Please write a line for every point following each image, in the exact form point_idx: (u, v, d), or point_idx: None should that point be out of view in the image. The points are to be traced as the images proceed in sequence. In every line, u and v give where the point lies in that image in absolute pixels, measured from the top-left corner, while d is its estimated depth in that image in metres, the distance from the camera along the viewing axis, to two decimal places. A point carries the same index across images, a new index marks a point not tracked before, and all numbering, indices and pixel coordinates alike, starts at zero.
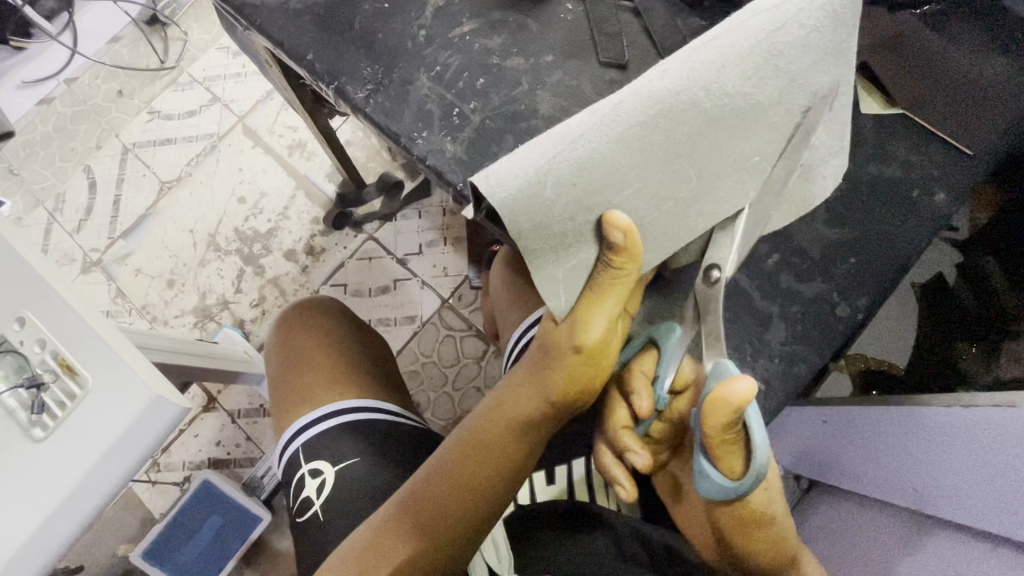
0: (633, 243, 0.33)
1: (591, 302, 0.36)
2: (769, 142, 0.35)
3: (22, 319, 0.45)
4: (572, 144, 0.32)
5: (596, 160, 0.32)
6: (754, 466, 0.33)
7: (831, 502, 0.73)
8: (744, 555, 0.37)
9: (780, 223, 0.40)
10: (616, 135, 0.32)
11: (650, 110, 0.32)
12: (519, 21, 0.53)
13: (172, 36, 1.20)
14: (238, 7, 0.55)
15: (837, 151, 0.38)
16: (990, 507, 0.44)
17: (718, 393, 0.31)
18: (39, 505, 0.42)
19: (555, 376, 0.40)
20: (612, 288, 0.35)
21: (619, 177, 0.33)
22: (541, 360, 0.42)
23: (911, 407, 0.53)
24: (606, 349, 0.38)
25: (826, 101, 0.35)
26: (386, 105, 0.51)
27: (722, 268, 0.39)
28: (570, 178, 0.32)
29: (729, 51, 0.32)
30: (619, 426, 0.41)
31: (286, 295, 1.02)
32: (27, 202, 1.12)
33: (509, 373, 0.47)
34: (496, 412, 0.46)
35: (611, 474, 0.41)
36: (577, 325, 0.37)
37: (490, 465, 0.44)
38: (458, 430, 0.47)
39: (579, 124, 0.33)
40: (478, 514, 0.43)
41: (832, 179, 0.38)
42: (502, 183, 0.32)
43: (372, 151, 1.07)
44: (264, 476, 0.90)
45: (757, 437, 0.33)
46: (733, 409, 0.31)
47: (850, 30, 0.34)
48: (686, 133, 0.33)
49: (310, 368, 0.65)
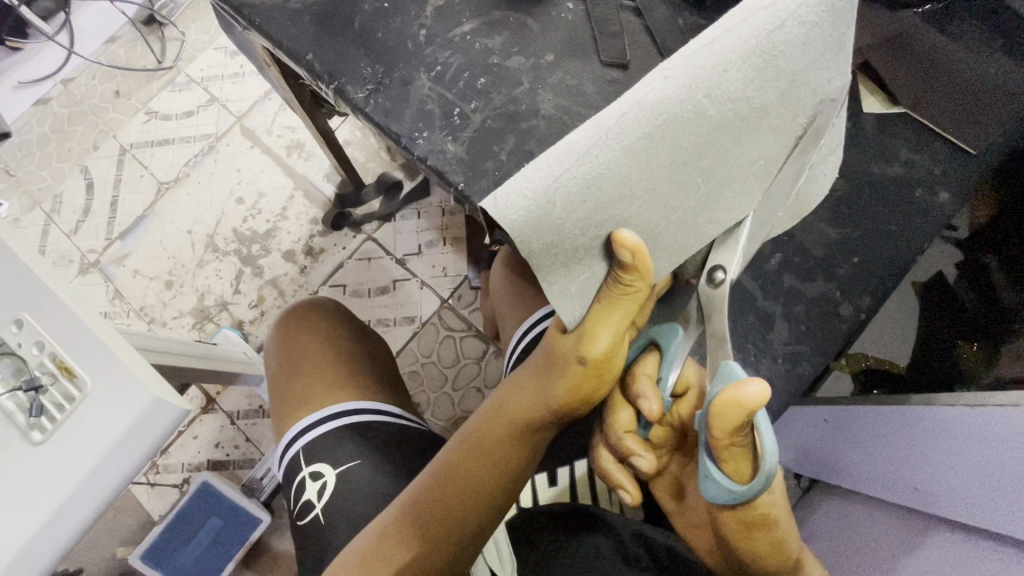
0: (643, 263, 0.33)
1: (598, 315, 0.36)
2: (773, 145, 0.35)
3: (21, 322, 0.45)
4: (580, 160, 0.32)
5: (604, 174, 0.32)
6: (761, 471, 0.32)
7: (831, 500, 0.73)
8: (748, 560, 0.37)
9: (782, 228, 0.40)
10: (621, 149, 0.32)
11: (653, 121, 0.32)
12: (519, 21, 0.53)
13: (169, 36, 1.20)
14: (237, 7, 0.54)
15: (837, 147, 0.37)
16: (989, 505, 0.44)
17: (731, 395, 0.31)
18: (38, 509, 0.42)
19: (560, 385, 0.40)
20: (619, 303, 0.35)
21: (628, 191, 0.33)
22: (546, 368, 0.41)
23: (914, 408, 0.53)
24: (612, 362, 0.38)
25: (832, 102, 0.34)
26: (386, 105, 0.51)
27: (726, 268, 0.39)
28: (581, 196, 0.32)
29: (729, 54, 0.32)
30: (620, 430, 0.41)
31: (286, 296, 1.02)
32: (24, 203, 1.11)
33: (513, 374, 0.46)
34: (498, 415, 0.45)
35: (615, 479, 0.42)
36: (584, 338, 0.36)
37: (492, 470, 0.44)
38: (460, 432, 0.47)
39: (582, 137, 0.32)
40: (480, 518, 0.44)
41: (832, 175, 0.38)
42: (512, 205, 0.31)
43: (371, 151, 1.07)
44: (264, 478, 0.90)
45: (766, 441, 0.33)
46: (742, 413, 0.30)
47: (849, 21, 0.33)
48: (693, 142, 0.33)
49: (311, 370, 0.65)
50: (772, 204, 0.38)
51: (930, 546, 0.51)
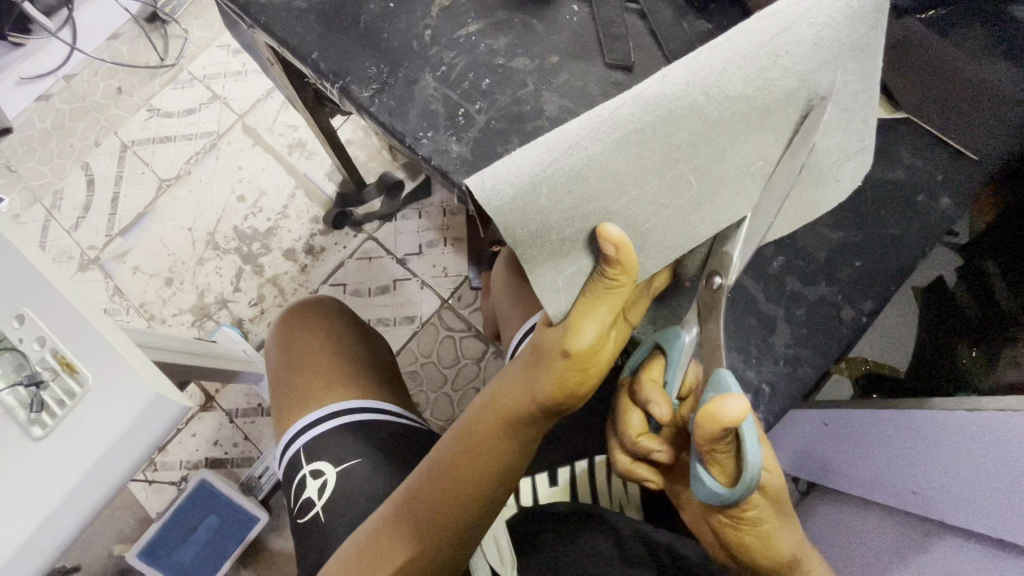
0: (626, 257, 0.33)
1: (583, 308, 0.36)
2: (772, 146, 0.35)
3: (21, 317, 0.45)
4: (569, 151, 0.32)
5: (591, 166, 0.33)
6: (745, 477, 0.33)
7: (828, 503, 0.73)
8: (744, 555, 0.37)
9: (783, 233, 0.39)
10: (611, 143, 0.32)
11: (647, 117, 0.32)
12: (524, 22, 0.53)
13: (172, 34, 1.20)
14: (242, 5, 0.55)
15: (855, 153, 0.36)
16: (991, 512, 0.44)
17: (712, 409, 0.31)
18: (38, 504, 0.42)
19: (547, 379, 0.40)
20: (605, 296, 0.35)
21: (617, 184, 0.33)
22: (533, 361, 0.41)
23: (913, 409, 0.53)
24: (595, 355, 0.38)
25: (824, 101, 0.33)
26: (391, 105, 0.51)
27: (724, 275, 0.40)
28: (566, 186, 0.33)
29: (731, 55, 0.32)
30: (633, 433, 0.41)
31: (286, 295, 1.01)
32: (25, 199, 1.11)
33: (503, 368, 0.46)
34: (488, 409, 0.45)
35: (636, 475, 0.42)
36: (569, 330, 0.37)
37: (483, 465, 0.44)
38: (451, 428, 0.47)
39: (576, 129, 0.32)
40: (474, 513, 0.44)
41: (848, 181, 0.36)
42: (497, 191, 0.32)
43: (373, 150, 1.07)
44: (262, 476, 0.90)
45: (749, 447, 0.33)
46: (725, 425, 0.31)
47: (870, 24, 0.32)
48: (686, 139, 0.33)
49: (310, 368, 0.65)
50: (769, 204, 0.37)
51: (932, 551, 0.50)
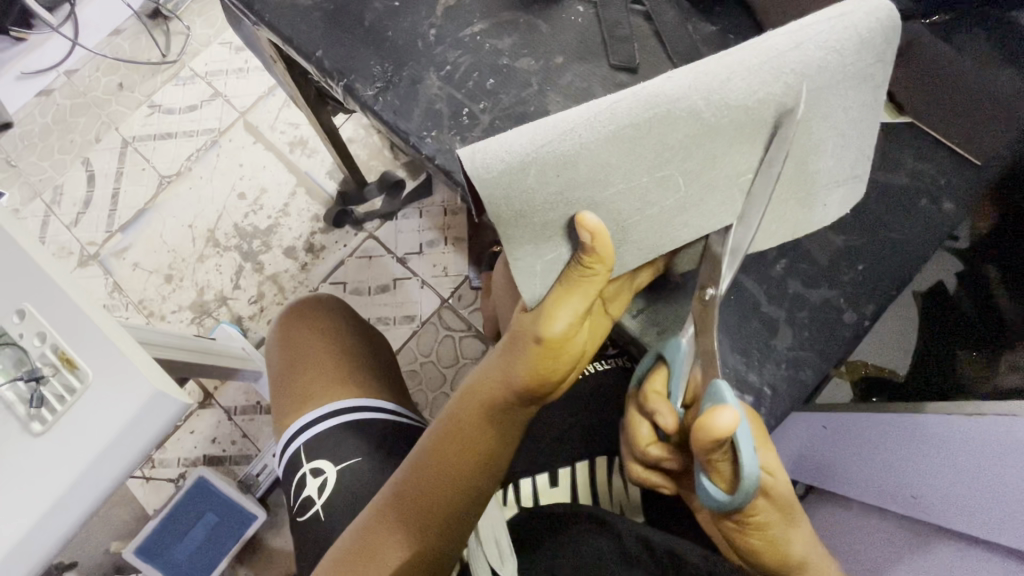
0: (601, 245, 0.34)
1: (559, 296, 0.36)
2: (756, 158, 0.35)
3: (22, 312, 0.45)
4: (563, 137, 0.32)
5: (582, 152, 0.32)
6: (743, 485, 0.33)
7: (826, 507, 0.73)
8: (754, 558, 0.37)
9: (763, 244, 0.40)
10: (607, 135, 0.32)
11: (646, 112, 0.32)
12: (529, 22, 0.53)
13: (174, 30, 1.20)
14: (247, 3, 0.55)
15: (844, 180, 0.37)
16: (992, 519, 0.44)
17: (704, 419, 0.31)
18: (36, 500, 0.42)
19: (522, 366, 0.40)
20: (579, 285, 0.36)
21: (605, 175, 0.34)
22: (510, 348, 0.41)
23: (911, 414, 0.53)
24: (568, 343, 0.38)
25: (793, 113, 0.33)
26: (395, 104, 0.51)
27: (717, 287, 0.38)
28: (555, 171, 0.33)
29: (739, 66, 0.31)
30: (641, 443, 0.41)
31: (286, 293, 1.01)
32: (24, 194, 1.11)
33: (484, 356, 0.47)
34: (471, 396, 0.45)
35: (650, 481, 0.43)
36: (543, 316, 0.37)
37: (467, 457, 0.44)
38: (433, 427, 0.47)
39: (574, 115, 0.32)
40: (463, 501, 0.44)
41: (832, 207, 0.38)
42: (487, 165, 0.32)
43: (374, 149, 1.07)
44: (260, 474, 0.89)
45: (745, 455, 0.33)
46: (717, 437, 0.31)
47: (875, 54, 0.33)
48: (681, 141, 0.33)
49: (312, 365, 0.65)
50: (753, 211, 0.36)
51: (930, 555, 0.51)
